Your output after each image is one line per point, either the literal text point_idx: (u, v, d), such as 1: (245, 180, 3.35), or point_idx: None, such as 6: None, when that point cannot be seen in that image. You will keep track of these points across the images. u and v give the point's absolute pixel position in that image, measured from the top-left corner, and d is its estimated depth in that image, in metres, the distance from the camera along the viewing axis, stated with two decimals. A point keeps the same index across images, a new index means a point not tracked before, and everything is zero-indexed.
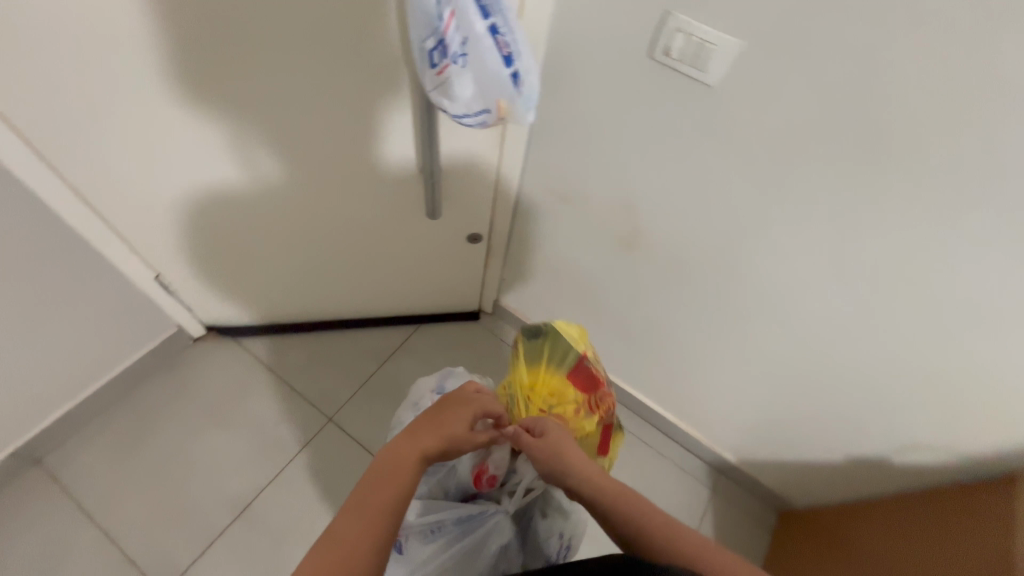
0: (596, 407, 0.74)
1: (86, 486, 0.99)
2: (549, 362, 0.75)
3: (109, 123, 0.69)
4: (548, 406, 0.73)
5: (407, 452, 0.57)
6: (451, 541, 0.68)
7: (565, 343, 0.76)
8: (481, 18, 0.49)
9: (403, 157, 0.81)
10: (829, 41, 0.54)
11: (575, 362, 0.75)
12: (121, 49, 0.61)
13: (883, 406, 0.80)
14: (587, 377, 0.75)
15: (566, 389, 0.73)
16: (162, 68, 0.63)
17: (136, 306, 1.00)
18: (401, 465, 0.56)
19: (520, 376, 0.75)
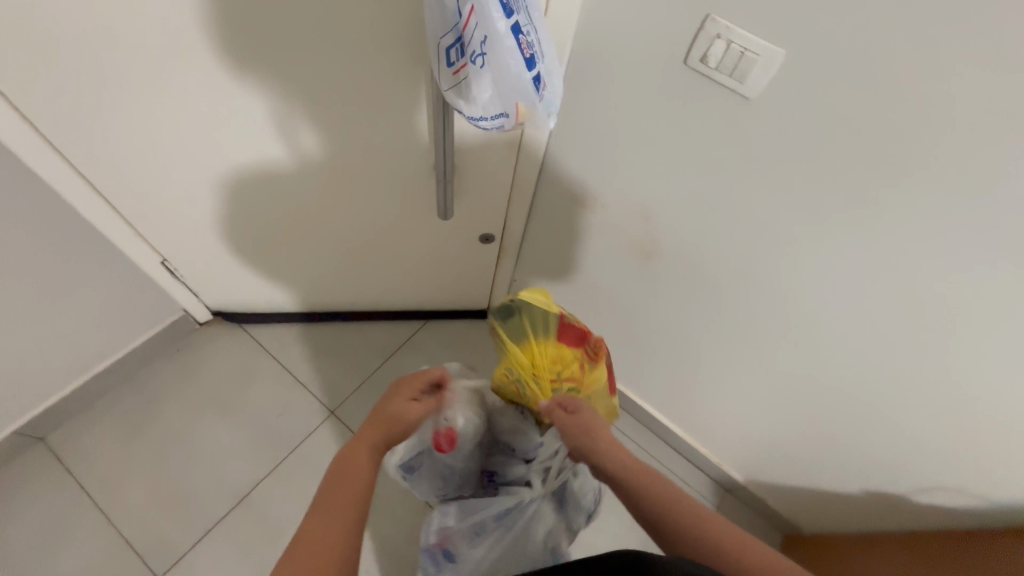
0: (597, 354, 0.73)
1: (88, 467, 1.01)
2: (534, 334, 0.72)
3: (113, 110, 0.67)
4: (557, 375, 0.71)
5: (356, 444, 0.59)
6: (500, 539, 0.73)
7: (541, 308, 0.73)
8: (504, 16, 0.45)
9: (417, 153, 0.79)
10: (877, 55, 0.50)
11: (558, 325, 0.72)
12: (123, 35, 0.58)
13: (905, 444, 0.76)
14: (575, 332, 0.73)
15: (564, 352, 0.72)
16: (166, 55, 0.61)
17: (143, 290, 1.00)
18: (352, 457, 0.57)
19: (515, 357, 0.72)
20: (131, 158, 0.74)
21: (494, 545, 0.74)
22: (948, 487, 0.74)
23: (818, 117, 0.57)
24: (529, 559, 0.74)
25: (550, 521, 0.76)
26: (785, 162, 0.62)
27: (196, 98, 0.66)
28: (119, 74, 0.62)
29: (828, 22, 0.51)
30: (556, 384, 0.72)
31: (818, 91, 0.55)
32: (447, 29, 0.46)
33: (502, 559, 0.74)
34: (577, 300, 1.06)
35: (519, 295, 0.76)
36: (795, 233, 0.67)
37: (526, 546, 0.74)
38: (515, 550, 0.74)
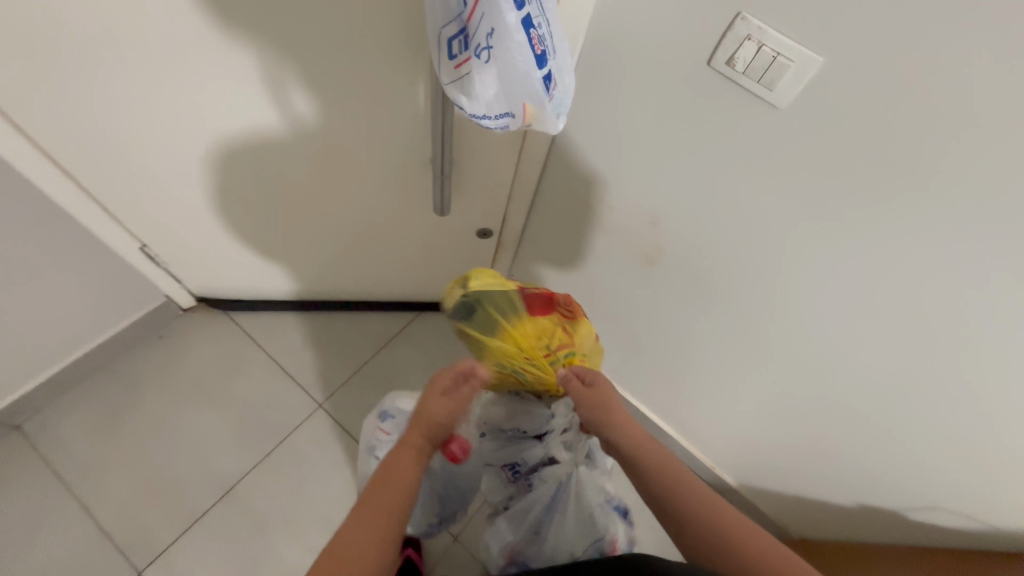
0: (571, 312, 0.71)
1: (67, 457, 0.98)
2: (508, 317, 0.67)
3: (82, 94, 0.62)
4: (549, 348, 0.68)
5: (400, 450, 0.57)
6: (559, 526, 0.72)
7: (499, 290, 0.68)
8: (515, 8, 0.40)
9: (414, 145, 0.74)
10: (912, 62, 0.47)
11: (524, 299, 0.69)
12: (90, 13, 0.53)
13: (902, 461, 0.75)
14: (541, 301, 0.70)
15: (544, 324, 0.68)
16: (140, 35, 0.56)
17: (124, 278, 0.96)
18: (397, 465, 0.55)
19: (501, 349, 0.67)
20: (104, 144, 0.69)
21: (557, 533, 0.72)
22: (947, 508, 0.73)
23: (841, 129, 0.54)
24: (598, 532, 0.71)
25: (598, 487, 0.73)
26: (801, 173, 0.60)
27: (178, 81, 0.61)
28: (94, 55, 0.57)
29: (860, 31, 0.48)
30: (553, 356, 0.68)
31: (843, 102, 0.52)
32: (450, 17, 0.41)
33: (571, 543, 0.72)
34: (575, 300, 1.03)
35: (468, 287, 0.69)
36: (808, 246, 0.64)
37: (588, 523, 0.71)
38: (579, 531, 0.72)
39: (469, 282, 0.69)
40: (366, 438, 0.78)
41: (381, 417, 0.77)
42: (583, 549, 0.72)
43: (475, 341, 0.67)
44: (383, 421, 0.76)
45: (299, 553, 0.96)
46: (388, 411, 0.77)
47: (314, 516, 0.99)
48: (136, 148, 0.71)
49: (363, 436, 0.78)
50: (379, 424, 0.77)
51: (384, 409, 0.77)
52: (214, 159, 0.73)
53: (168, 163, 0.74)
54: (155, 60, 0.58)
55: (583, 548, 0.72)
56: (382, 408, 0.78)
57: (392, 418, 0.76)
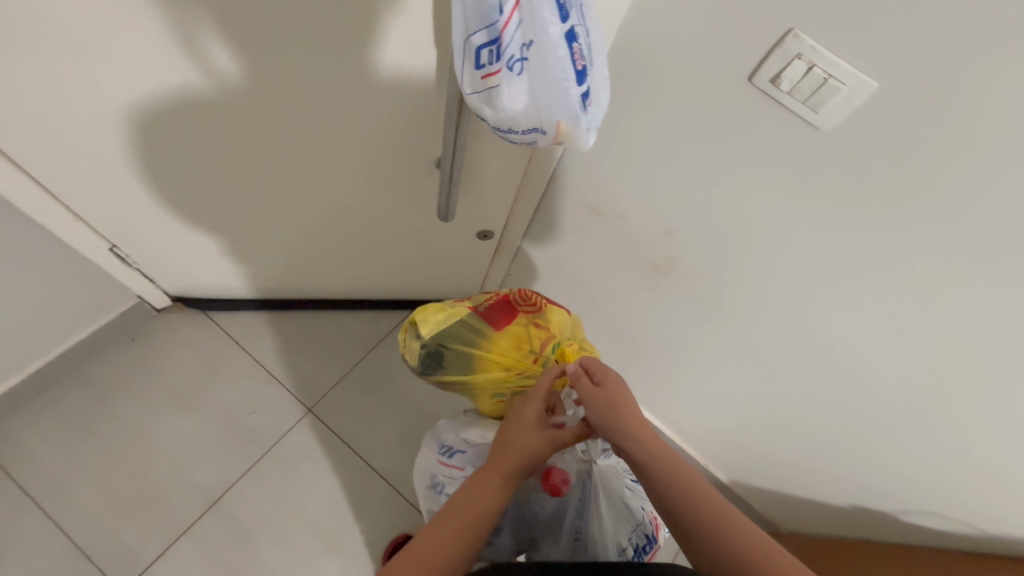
0: (532, 304, 0.70)
1: (32, 470, 0.92)
2: (478, 343, 0.67)
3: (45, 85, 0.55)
4: (534, 351, 0.67)
5: (485, 477, 0.54)
6: (599, 526, 0.65)
7: (453, 323, 0.67)
8: (559, 21, 0.37)
9: (423, 143, 0.71)
10: (946, 87, 0.46)
11: (481, 318, 0.68)
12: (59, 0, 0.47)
13: (898, 469, 0.76)
14: (499, 311, 0.69)
15: (514, 331, 0.68)
16: (116, 23, 0.50)
17: (89, 276, 0.89)
18: (478, 493, 0.53)
19: (489, 376, 0.66)
20: (62, 135, 0.62)
21: (599, 534, 0.65)
22: (941, 511, 0.75)
23: (873, 151, 0.53)
24: (636, 517, 0.66)
25: (620, 471, 0.68)
26: (826, 193, 0.58)
27: (148, 69, 0.55)
28: (63, 43, 0.51)
29: (898, 52, 0.47)
30: (542, 356, 0.67)
31: (879, 123, 0.51)
32: (482, 24, 0.37)
33: (615, 539, 0.65)
34: (576, 303, 1.01)
35: (423, 337, 0.68)
36: (824, 263, 0.64)
37: (624, 511, 0.66)
38: (618, 521, 0.66)
39: (422, 334, 0.67)
40: (429, 471, 0.71)
41: (443, 452, 0.70)
42: (628, 540, 0.66)
43: (462, 384, 0.68)
44: (448, 457, 0.69)
45: (291, 563, 0.93)
46: (450, 444, 0.69)
47: (306, 525, 0.96)
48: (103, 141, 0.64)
49: (421, 471, 0.72)
50: (445, 460, 0.69)
51: (446, 441, 0.70)
52: (190, 153, 0.67)
53: (133, 156, 0.67)
54: (121, 44, 0.52)
55: (627, 538, 0.66)
56: (442, 440, 0.70)
57: (461, 452, 0.68)
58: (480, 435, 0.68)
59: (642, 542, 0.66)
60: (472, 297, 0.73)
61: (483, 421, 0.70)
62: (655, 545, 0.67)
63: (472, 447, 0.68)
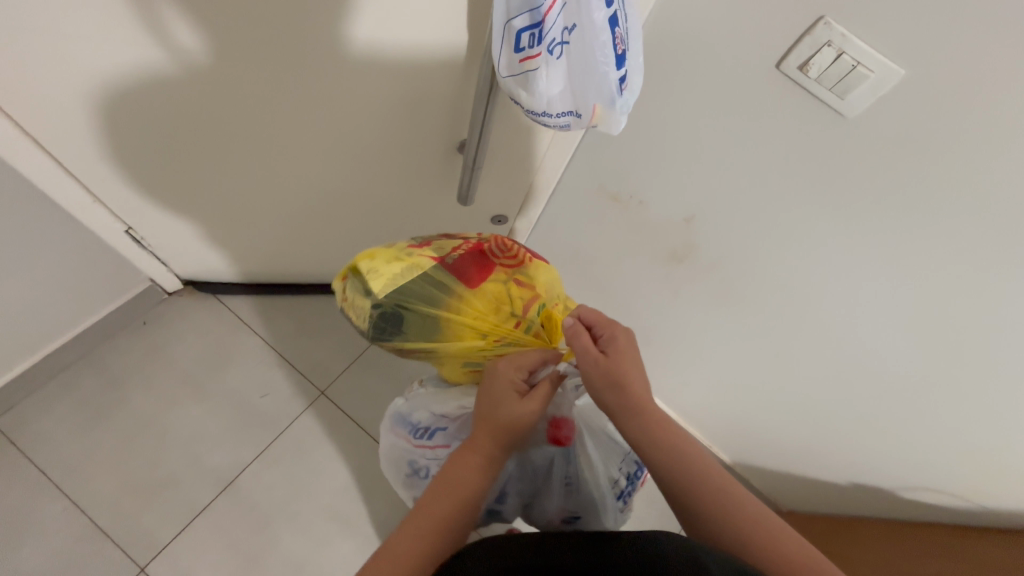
0: (512, 257, 0.64)
1: (49, 453, 0.93)
2: (445, 301, 0.60)
3: (73, 72, 0.56)
4: (513, 314, 0.62)
5: (463, 455, 0.51)
6: (590, 465, 0.60)
7: (412, 278, 0.60)
8: (604, 6, 0.38)
9: (446, 123, 0.72)
10: (967, 80, 0.47)
11: (449, 272, 0.61)
12: None
13: (900, 450, 0.79)
14: (471, 264, 0.62)
15: (491, 290, 0.61)
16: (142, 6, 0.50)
17: (100, 260, 0.90)
18: (459, 473, 0.50)
19: (458, 341, 0.60)
20: (88, 118, 0.62)
21: (591, 475, 0.61)
22: (936, 489, 0.79)
23: (897, 143, 0.54)
24: (623, 446, 0.63)
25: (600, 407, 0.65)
26: (848, 183, 0.60)
27: (173, 50, 0.55)
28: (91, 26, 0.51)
29: (920, 44, 0.48)
30: (526, 320, 0.62)
31: (904, 114, 0.52)
32: (526, 7, 0.38)
33: (607, 473, 0.62)
34: (587, 289, 1.02)
35: (377, 294, 0.59)
36: (837, 252, 0.65)
37: (611, 445, 0.62)
38: (607, 455, 0.62)
39: (374, 290, 0.59)
40: (408, 456, 0.65)
41: (420, 434, 0.63)
42: (619, 471, 0.62)
43: (426, 349, 0.61)
44: (428, 438, 0.62)
45: (305, 546, 0.95)
46: (426, 424, 0.63)
47: (320, 509, 0.97)
48: (126, 125, 0.64)
49: (398, 455, 0.66)
50: (423, 441, 0.63)
51: (421, 422, 0.63)
52: (211, 133, 0.67)
53: (154, 139, 0.67)
54: (149, 26, 0.52)
55: (619, 470, 0.62)
56: (414, 422, 0.63)
57: (442, 429, 0.62)
58: (458, 406, 0.61)
59: (632, 470, 0.64)
60: (434, 243, 0.64)
61: (449, 391, 0.64)
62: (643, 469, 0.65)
63: (452, 422, 0.62)
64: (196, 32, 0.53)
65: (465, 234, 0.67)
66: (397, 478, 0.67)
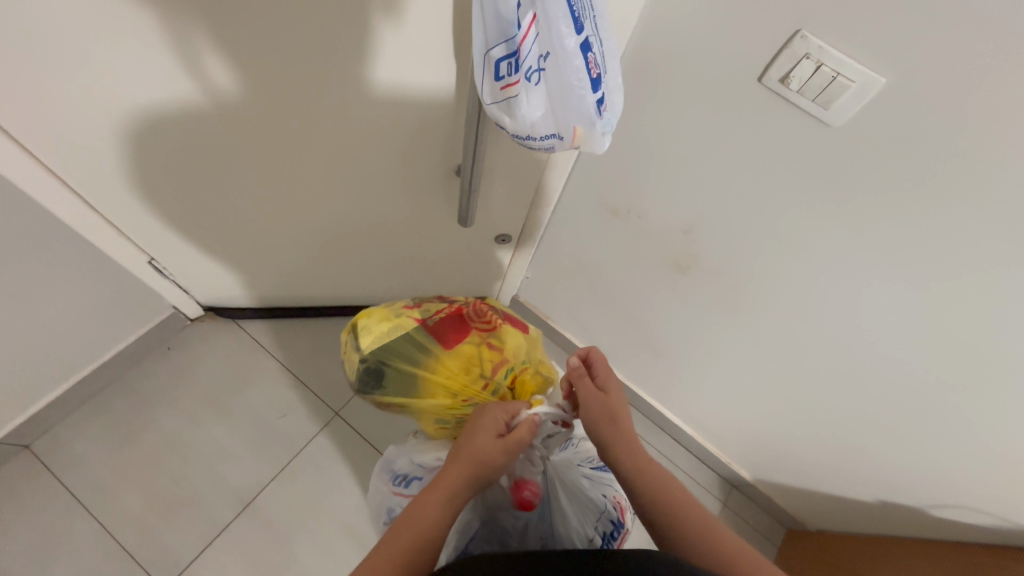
0: (486, 321, 0.67)
1: (80, 476, 0.97)
2: (422, 361, 0.64)
3: (99, 119, 0.61)
4: (483, 376, 0.64)
5: (429, 492, 0.51)
6: (563, 520, 0.64)
7: (396, 336, 0.64)
8: (574, 33, 0.39)
9: (441, 152, 0.73)
10: (952, 81, 0.47)
11: (428, 333, 0.65)
12: (113, 44, 0.53)
13: (923, 463, 0.76)
14: (449, 326, 0.66)
15: (465, 352, 0.64)
16: (157, 59, 0.55)
17: (125, 290, 0.94)
18: (421, 510, 0.49)
19: (429, 400, 0.63)
20: (119, 159, 0.68)
21: (565, 532, 0.63)
22: (969, 507, 0.74)
23: (895, 144, 0.52)
24: (599, 506, 0.65)
25: (575, 463, 0.69)
26: (847, 187, 0.58)
27: (211, 82, 0.58)
28: (113, 78, 0.56)
29: (901, 48, 0.47)
30: (493, 383, 0.65)
31: (891, 118, 0.51)
32: (501, 38, 0.40)
33: (581, 530, 0.64)
34: (596, 303, 1.03)
35: (364, 350, 0.64)
36: (841, 260, 0.64)
37: (587, 501, 0.65)
38: (582, 512, 0.64)
39: (362, 345, 0.64)
40: (388, 503, 0.68)
41: (398, 482, 0.67)
42: (595, 530, 0.64)
43: (402, 406, 0.64)
44: (404, 486, 0.66)
45: (323, 562, 0.95)
46: (405, 472, 0.67)
47: (337, 526, 0.99)
48: (149, 162, 0.69)
49: (379, 503, 0.70)
50: (401, 489, 0.67)
51: (401, 470, 0.67)
52: (223, 168, 0.71)
53: (174, 175, 0.72)
54: (162, 75, 0.56)
55: (594, 528, 0.64)
56: (396, 469, 0.68)
57: (418, 478, 0.66)
58: (434, 458, 0.66)
59: (608, 529, 0.65)
60: (423, 305, 0.69)
61: (429, 443, 0.68)
62: (623, 528, 0.66)
63: (427, 472, 0.65)
64: (219, 68, 0.56)
65: (454, 298, 0.72)
66: (380, 527, 0.70)
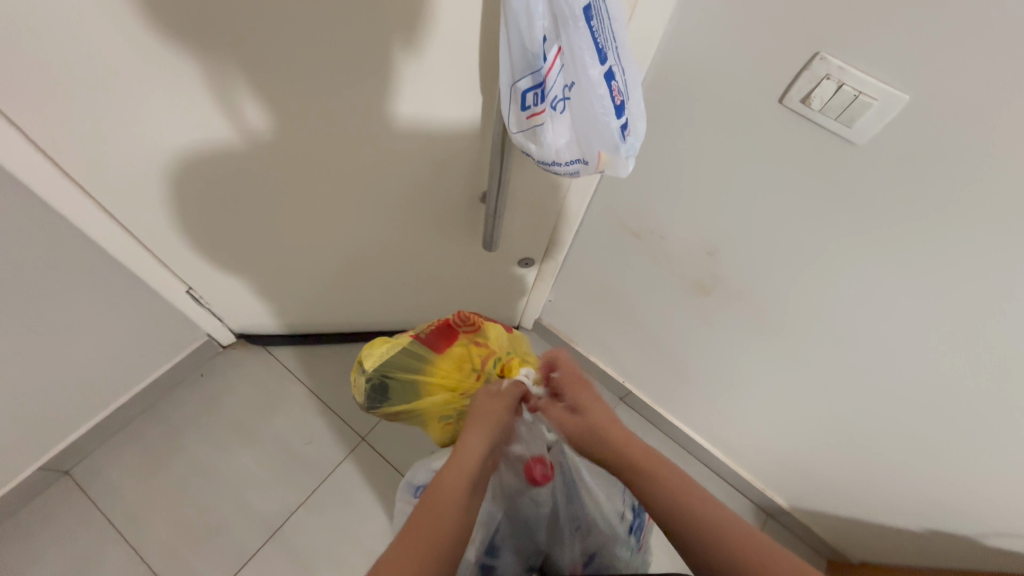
0: (470, 323, 0.76)
1: (114, 502, 0.99)
2: (418, 367, 0.72)
3: (146, 157, 0.65)
4: (475, 370, 0.73)
5: (451, 469, 0.57)
6: (587, 497, 0.72)
7: (393, 351, 0.72)
8: (598, 63, 0.41)
9: (467, 180, 0.75)
10: (980, 96, 0.46)
11: (421, 341, 0.74)
12: (161, 90, 0.56)
13: (973, 491, 0.72)
14: (438, 334, 0.74)
15: (455, 352, 0.73)
16: (199, 102, 0.58)
17: (162, 319, 0.98)
18: (448, 484, 0.55)
19: (430, 400, 0.71)
20: (163, 195, 0.72)
21: (592, 507, 0.72)
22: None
23: (923, 159, 0.52)
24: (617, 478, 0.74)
25: None
26: (874, 204, 0.58)
27: (247, 121, 0.61)
28: (161, 121, 0.60)
29: (922, 65, 0.47)
30: (486, 374, 0.73)
31: (916, 134, 0.51)
32: (528, 70, 0.42)
33: (607, 504, 0.72)
34: (619, 325, 1.02)
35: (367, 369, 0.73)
36: (871, 279, 0.63)
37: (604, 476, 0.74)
38: (603, 487, 0.73)
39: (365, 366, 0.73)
40: None
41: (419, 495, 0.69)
42: (619, 502, 0.73)
43: (409, 412, 0.72)
44: None
45: None
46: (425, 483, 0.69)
47: (363, 555, 0.98)
48: (190, 197, 0.73)
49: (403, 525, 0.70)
50: None
51: (421, 483, 0.69)
52: (259, 201, 0.75)
53: (215, 211, 0.76)
54: (204, 117, 0.60)
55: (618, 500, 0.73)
56: (416, 484, 0.70)
57: None
58: None
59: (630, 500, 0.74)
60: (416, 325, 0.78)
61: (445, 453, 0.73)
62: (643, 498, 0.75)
63: None
64: (260, 108, 0.60)
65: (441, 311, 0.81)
66: None
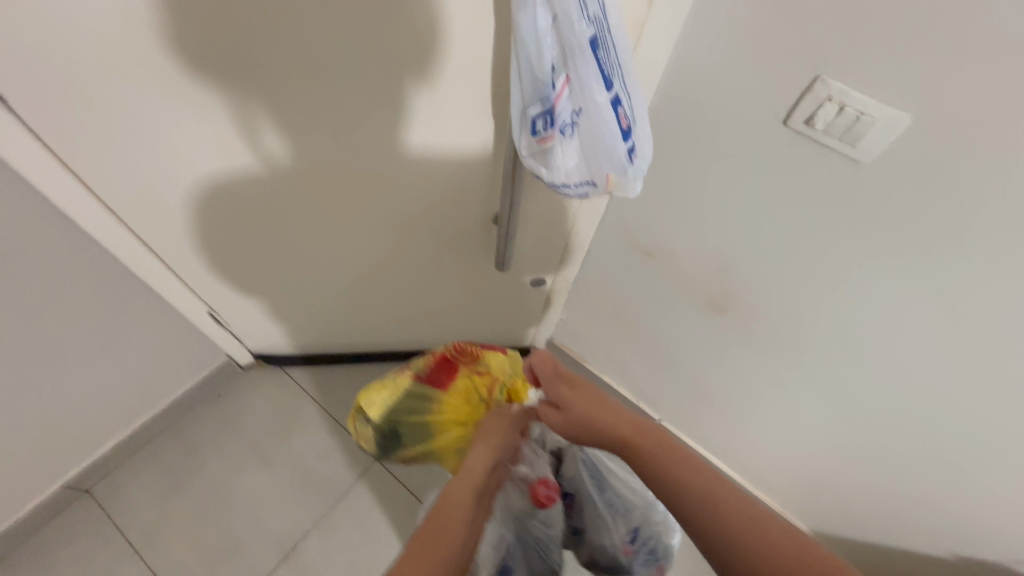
0: (468, 354, 0.74)
1: (132, 521, 1.00)
2: (425, 408, 0.72)
3: (175, 184, 0.69)
4: (483, 401, 0.73)
5: (456, 486, 0.61)
6: (619, 483, 0.77)
7: (397, 395, 0.72)
8: (604, 90, 0.43)
9: (480, 202, 0.77)
10: (982, 114, 0.47)
11: (422, 380, 0.73)
12: (191, 121, 0.60)
13: (1003, 514, 0.70)
14: (438, 371, 0.73)
15: (460, 387, 0.73)
16: (225, 132, 0.62)
17: (184, 339, 1.01)
18: (453, 501, 0.59)
19: (444, 436, 0.73)
20: (188, 220, 0.76)
21: (625, 490, 0.77)
22: None
23: (929, 176, 0.52)
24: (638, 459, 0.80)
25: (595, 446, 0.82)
26: (883, 221, 0.58)
27: (270, 148, 0.64)
28: (189, 150, 0.64)
29: (922, 85, 0.48)
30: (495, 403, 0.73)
31: (921, 152, 0.52)
32: (537, 97, 0.43)
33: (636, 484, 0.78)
34: (632, 345, 1.02)
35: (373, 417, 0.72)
36: (884, 295, 0.63)
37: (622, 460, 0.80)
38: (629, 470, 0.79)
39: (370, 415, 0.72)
40: None
41: None
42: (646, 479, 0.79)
43: (424, 449, 0.74)
44: None
45: None
46: None
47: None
48: (214, 222, 0.76)
49: None
50: None
51: None
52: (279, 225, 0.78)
53: (237, 235, 0.79)
54: (229, 145, 0.63)
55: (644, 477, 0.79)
56: None
57: None
58: None
59: None
60: (412, 361, 0.75)
61: None
62: None
63: None
64: (282, 136, 0.63)
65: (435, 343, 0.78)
66: None
